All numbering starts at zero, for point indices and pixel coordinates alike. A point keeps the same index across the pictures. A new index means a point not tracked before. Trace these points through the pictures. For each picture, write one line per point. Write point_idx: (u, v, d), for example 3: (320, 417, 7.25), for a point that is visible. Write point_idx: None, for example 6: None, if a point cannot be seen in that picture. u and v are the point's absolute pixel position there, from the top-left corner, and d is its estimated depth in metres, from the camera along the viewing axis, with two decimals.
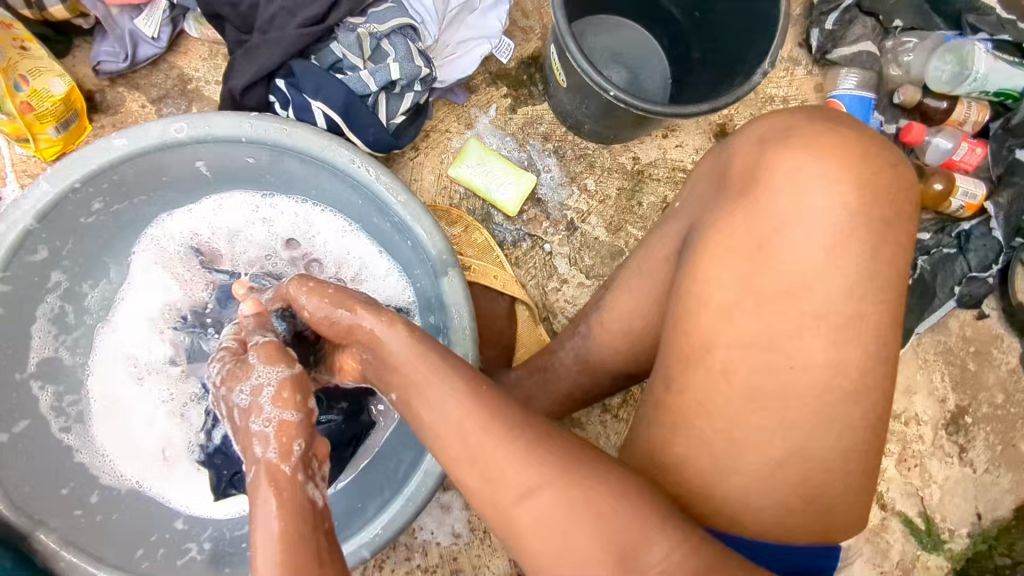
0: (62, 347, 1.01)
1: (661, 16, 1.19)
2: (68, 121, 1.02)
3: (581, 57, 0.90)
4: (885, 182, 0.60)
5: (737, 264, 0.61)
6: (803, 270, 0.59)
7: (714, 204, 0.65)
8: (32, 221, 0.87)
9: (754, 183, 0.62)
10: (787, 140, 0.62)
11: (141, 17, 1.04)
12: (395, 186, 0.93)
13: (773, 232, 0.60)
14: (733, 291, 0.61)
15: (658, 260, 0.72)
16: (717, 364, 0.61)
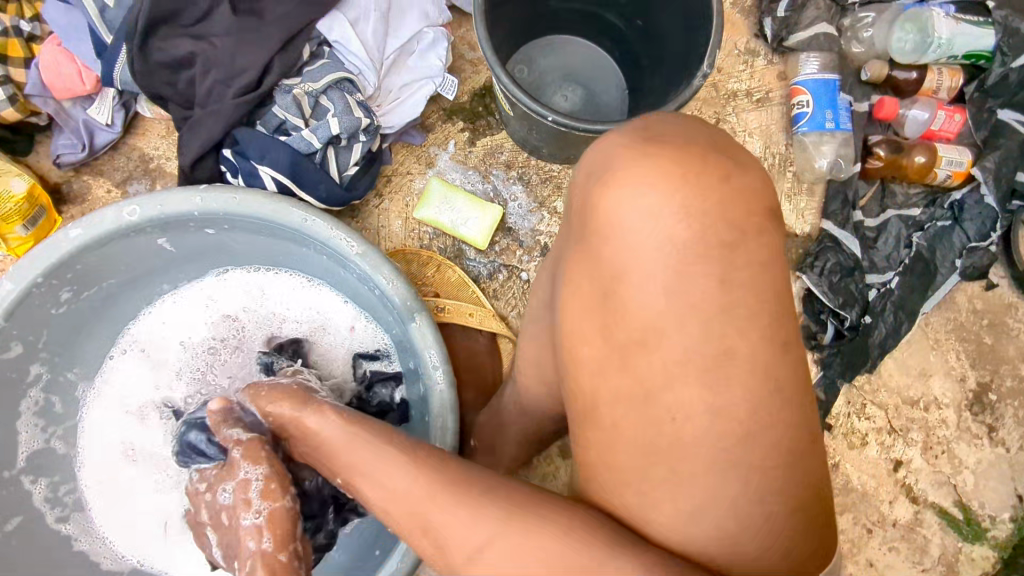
0: (54, 438, 1.00)
1: (607, 28, 1.16)
2: (35, 217, 1.04)
3: (515, 88, 0.89)
4: (712, 205, 0.57)
5: (592, 319, 0.58)
6: (651, 315, 0.56)
7: (567, 250, 0.63)
8: (0, 320, 0.86)
9: (588, 230, 0.59)
10: (608, 177, 0.59)
11: (93, 106, 1.06)
12: (354, 237, 0.91)
13: (614, 280, 0.57)
14: (597, 345, 0.58)
15: (541, 306, 0.70)
16: (606, 421, 0.59)
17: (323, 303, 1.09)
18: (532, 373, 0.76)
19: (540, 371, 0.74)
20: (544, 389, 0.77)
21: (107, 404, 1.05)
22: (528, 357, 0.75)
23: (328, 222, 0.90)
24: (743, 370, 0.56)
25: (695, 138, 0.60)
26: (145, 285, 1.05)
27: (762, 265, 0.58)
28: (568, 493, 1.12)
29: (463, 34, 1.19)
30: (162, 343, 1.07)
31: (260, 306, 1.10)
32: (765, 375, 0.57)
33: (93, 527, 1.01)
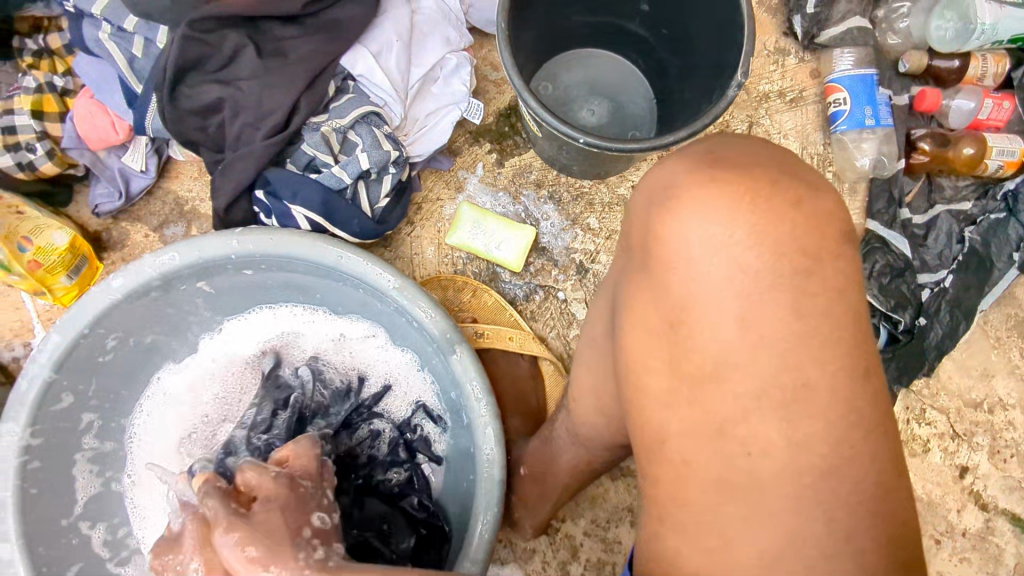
0: (111, 481, 1.00)
1: (631, 40, 1.14)
2: (79, 266, 1.06)
3: (544, 111, 0.87)
4: (783, 228, 0.53)
5: (657, 351, 0.55)
6: (720, 348, 0.53)
7: (627, 282, 0.60)
8: (50, 372, 0.88)
9: (650, 256, 0.56)
10: (673, 200, 0.56)
11: (127, 154, 1.07)
12: (389, 272, 0.91)
13: (681, 309, 0.54)
14: (664, 379, 0.55)
15: (601, 334, 0.67)
16: (674, 456, 0.55)
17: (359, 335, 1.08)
18: (590, 405, 0.72)
19: (600, 405, 0.71)
20: (603, 423, 0.73)
21: (146, 467, 1.02)
22: (587, 387, 0.72)
23: (364, 259, 0.90)
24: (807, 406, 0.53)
25: (761, 164, 0.57)
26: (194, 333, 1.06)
27: (838, 294, 0.53)
28: (619, 514, 1.10)
29: (485, 54, 1.18)
30: (195, 392, 1.06)
31: (275, 339, 1.09)
32: (831, 409, 0.52)
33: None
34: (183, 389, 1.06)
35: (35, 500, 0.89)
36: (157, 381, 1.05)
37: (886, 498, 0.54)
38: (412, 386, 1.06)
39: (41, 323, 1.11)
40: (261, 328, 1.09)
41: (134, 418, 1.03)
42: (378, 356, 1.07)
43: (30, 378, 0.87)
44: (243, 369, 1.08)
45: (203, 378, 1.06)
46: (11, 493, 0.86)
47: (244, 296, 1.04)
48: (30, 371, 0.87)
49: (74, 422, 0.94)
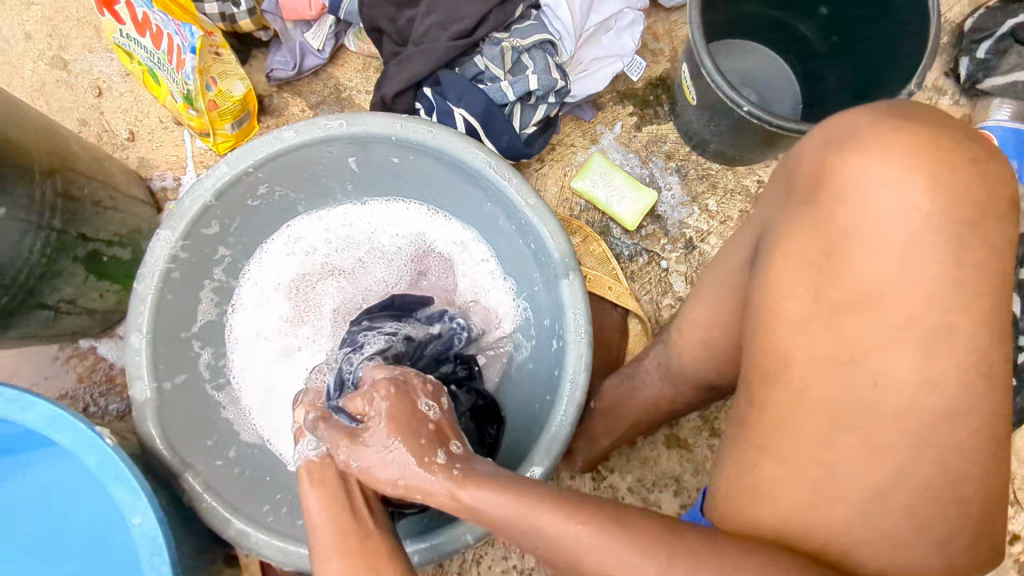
0: (225, 312, 1.10)
1: (796, 41, 1.17)
2: (242, 120, 1.17)
3: (717, 74, 0.92)
4: (958, 183, 0.55)
5: (806, 279, 0.58)
6: (877, 280, 0.56)
7: (780, 214, 0.62)
8: (211, 198, 0.97)
9: (818, 190, 0.59)
10: (854, 141, 0.58)
11: (310, 32, 1.16)
12: (527, 190, 0.97)
13: (843, 240, 0.57)
14: (807, 304, 0.58)
15: (728, 271, 0.69)
16: (795, 380, 0.58)
17: (471, 246, 1.15)
18: (695, 335, 0.75)
19: (708, 335, 0.73)
20: (703, 353, 0.75)
21: (258, 310, 1.13)
22: (698, 315, 0.74)
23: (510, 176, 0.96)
24: (936, 372, 0.55)
25: (942, 123, 0.59)
26: (324, 204, 1.16)
27: (999, 250, 0.56)
28: (665, 482, 1.14)
29: (651, 23, 1.23)
30: (311, 255, 1.16)
31: (392, 228, 1.17)
32: (956, 371, 0.55)
33: (242, 408, 1.08)
34: (301, 249, 1.15)
35: (169, 305, 0.98)
36: (281, 236, 1.15)
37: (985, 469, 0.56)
38: (506, 304, 1.13)
39: (194, 164, 1.22)
40: (383, 214, 1.18)
41: (258, 264, 1.13)
42: (483, 269, 1.15)
43: (194, 197, 0.96)
44: (356, 246, 1.17)
45: (321, 246, 1.16)
46: (153, 293, 0.95)
47: (378, 180, 1.12)
48: (196, 191, 0.96)
49: (212, 251, 1.04)
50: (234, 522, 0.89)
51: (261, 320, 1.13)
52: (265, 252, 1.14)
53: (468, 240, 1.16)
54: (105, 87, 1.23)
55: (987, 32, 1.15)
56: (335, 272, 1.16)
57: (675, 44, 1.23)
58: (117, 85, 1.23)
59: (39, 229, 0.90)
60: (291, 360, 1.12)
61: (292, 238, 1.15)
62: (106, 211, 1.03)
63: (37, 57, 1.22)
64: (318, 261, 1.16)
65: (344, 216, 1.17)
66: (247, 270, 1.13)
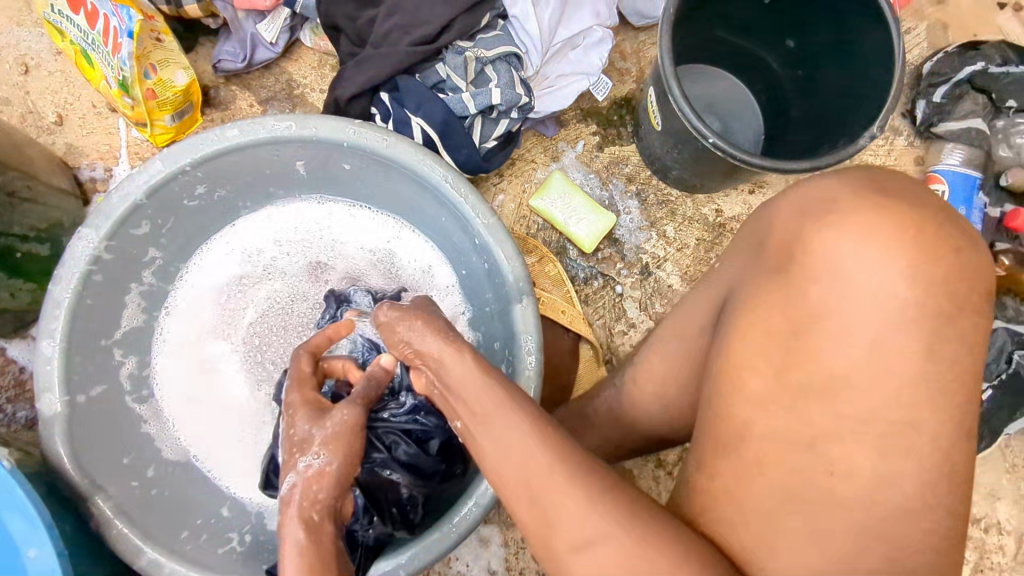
0: (154, 318, 1.03)
1: (759, 73, 1.16)
2: (183, 112, 1.08)
3: (684, 102, 0.90)
4: (928, 269, 0.54)
5: (770, 355, 0.56)
6: (845, 365, 0.55)
7: (748, 278, 0.61)
8: (142, 196, 0.90)
9: (790, 262, 0.58)
10: (828, 214, 0.57)
11: (263, 23, 1.09)
12: (485, 209, 0.93)
13: (811, 318, 0.56)
14: (769, 381, 0.56)
15: (692, 326, 0.67)
16: (750, 456, 0.56)
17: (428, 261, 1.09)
18: (649, 384, 0.72)
19: (665, 389, 0.71)
20: (658, 408, 0.72)
21: (190, 316, 1.05)
22: (658, 365, 0.71)
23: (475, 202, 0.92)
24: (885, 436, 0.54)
25: (921, 199, 0.58)
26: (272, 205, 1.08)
27: (970, 347, 0.55)
28: None
29: (618, 42, 1.20)
30: (255, 256, 1.08)
31: (344, 234, 1.10)
32: (912, 449, 0.54)
33: (165, 423, 1.00)
34: (244, 250, 1.08)
35: (88, 311, 0.90)
36: (223, 234, 1.07)
37: (934, 544, 0.54)
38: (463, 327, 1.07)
39: (127, 154, 1.13)
40: (339, 217, 1.10)
41: (195, 269, 1.06)
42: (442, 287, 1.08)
43: (123, 194, 0.89)
44: (305, 248, 1.09)
45: (267, 246, 1.08)
46: (71, 296, 0.87)
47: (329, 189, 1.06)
48: (125, 188, 0.89)
49: (141, 251, 0.96)
50: (146, 552, 0.83)
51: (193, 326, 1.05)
52: (204, 251, 1.06)
53: (429, 255, 1.09)
54: (32, 64, 1.13)
55: (945, 77, 1.18)
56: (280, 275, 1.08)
57: (641, 65, 1.21)
58: (46, 63, 1.13)
59: None
60: (224, 368, 1.04)
61: (234, 241, 1.08)
62: (23, 203, 0.94)
63: None
64: (262, 263, 1.08)
65: (295, 216, 1.09)
66: (182, 270, 1.05)
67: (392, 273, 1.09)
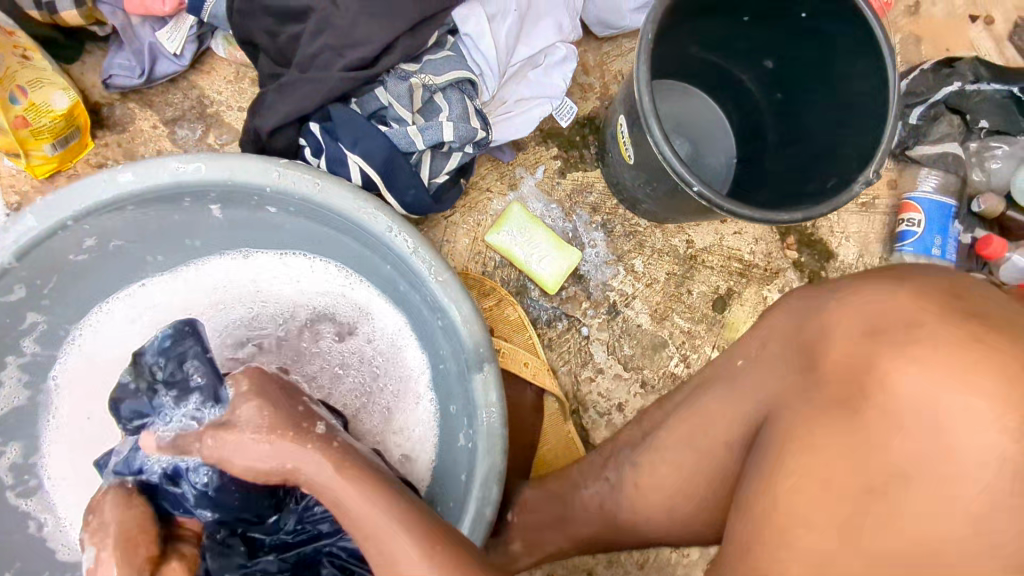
0: (39, 395, 0.85)
1: (733, 93, 1.06)
2: (68, 138, 0.90)
3: (665, 142, 0.77)
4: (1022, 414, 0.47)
5: (829, 511, 0.50)
6: (931, 536, 0.48)
7: (797, 396, 0.56)
8: (11, 258, 0.73)
9: (858, 399, 0.52)
10: (903, 347, 0.51)
11: (164, 30, 0.91)
12: (438, 264, 0.81)
13: (884, 474, 0.50)
14: (827, 540, 0.50)
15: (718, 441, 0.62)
16: None
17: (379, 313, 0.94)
18: (665, 482, 0.66)
19: (681, 488, 0.65)
20: (666, 513, 0.67)
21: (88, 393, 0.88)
22: (671, 456, 0.66)
23: (431, 266, 0.81)
24: None
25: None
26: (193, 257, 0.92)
27: None
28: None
29: (580, 54, 1.08)
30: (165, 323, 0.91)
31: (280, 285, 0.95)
32: None
33: (61, 519, 0.85)
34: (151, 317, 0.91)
35: None
36: (123, 298, 0.90)
37: None
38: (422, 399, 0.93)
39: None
40: (273, 275, 0.95)
41: (89, 337, 0.88)
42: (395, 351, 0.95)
43: None
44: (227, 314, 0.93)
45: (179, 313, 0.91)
46: None
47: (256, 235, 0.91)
48: None
49: (17, 320, 0.80)
50: None
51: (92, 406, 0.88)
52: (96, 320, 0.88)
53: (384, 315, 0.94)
54: None
55: (920, 97, 1.13)
56: None
57: (606, 79, 1.09)
58: None
59: None
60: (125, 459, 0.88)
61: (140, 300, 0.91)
62: None
63: None
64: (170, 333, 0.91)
65: (218, 275, 0.94)
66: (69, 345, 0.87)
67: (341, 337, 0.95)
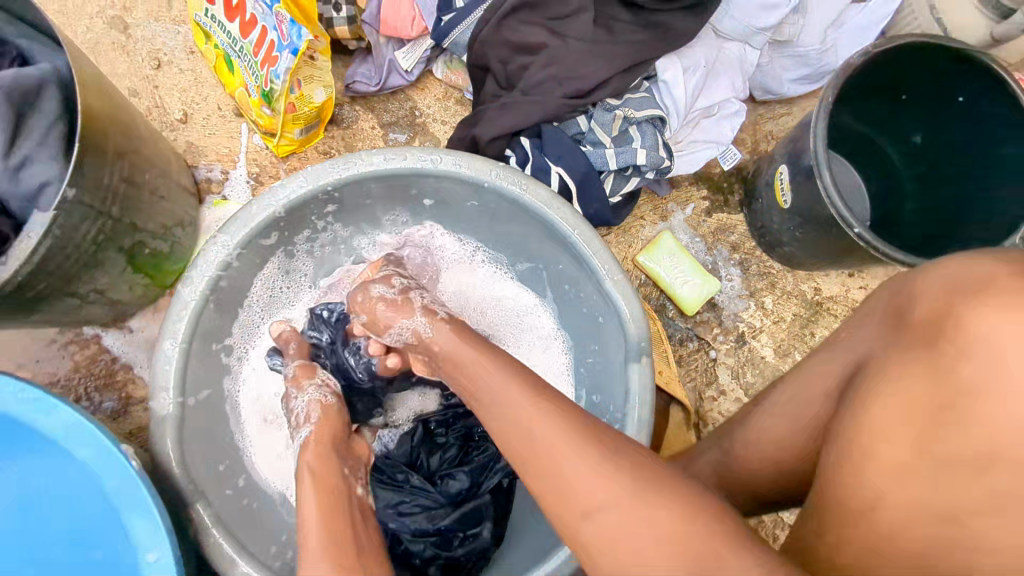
0: (250, 338, 1.03)
1: (871, 146, 1.17)
2: (311, 126, 1.09)
3: (832, 186, 0.91)
4: None
5: (912, 425, 0.53)
6: (995, 441, 0.50)
7: (895, 350, 0.57)
8: (282, 208, 0.91)
9: (939, 336, 0.53)
10: (981, 296, 0.51)
11: (402, 50, 1.10)
12: (614, 266, 0.94)
13: (958, 392, 0.51)
14: (905, 451, 0.54)
15: (817, 389, 0.67)
16: (879, 517, 0.54)
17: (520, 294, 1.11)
18: (773, 431, 0.72)
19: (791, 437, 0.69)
20: (771, 468, 0.73)
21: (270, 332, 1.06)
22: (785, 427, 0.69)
23: (608, 263, 0.93)
24: None
25: None
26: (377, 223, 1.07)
27: None
28: None
29: None
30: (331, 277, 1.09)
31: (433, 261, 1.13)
32: None
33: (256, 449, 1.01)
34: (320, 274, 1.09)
35: (210, 315, 0.92)
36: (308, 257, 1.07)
37: None
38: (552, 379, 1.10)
39: (245, 159, 1.13)
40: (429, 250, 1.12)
41: (287, 282, 1.07)
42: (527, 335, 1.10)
43: (264, 205, 0.90)
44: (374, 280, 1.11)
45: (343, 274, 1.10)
46: (198, 298, 0.89)
47: (445, 214, 1.07)
48: (266, 200, 0.90)
49: (261, 260, 0.97)
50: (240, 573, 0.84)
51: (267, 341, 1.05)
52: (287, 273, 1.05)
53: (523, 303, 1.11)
54: (164, 60, 1.13)
55: None
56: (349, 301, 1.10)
57: (758, 138, 1.22)
58: (179, 61, 1.13)
59: (98, 215, 0.76)
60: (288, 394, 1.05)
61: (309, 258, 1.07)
62: (158, 200, 0.92)
63: (97, 15, 1.12)
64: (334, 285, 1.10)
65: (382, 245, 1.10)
66: (270, 290, 1.04)
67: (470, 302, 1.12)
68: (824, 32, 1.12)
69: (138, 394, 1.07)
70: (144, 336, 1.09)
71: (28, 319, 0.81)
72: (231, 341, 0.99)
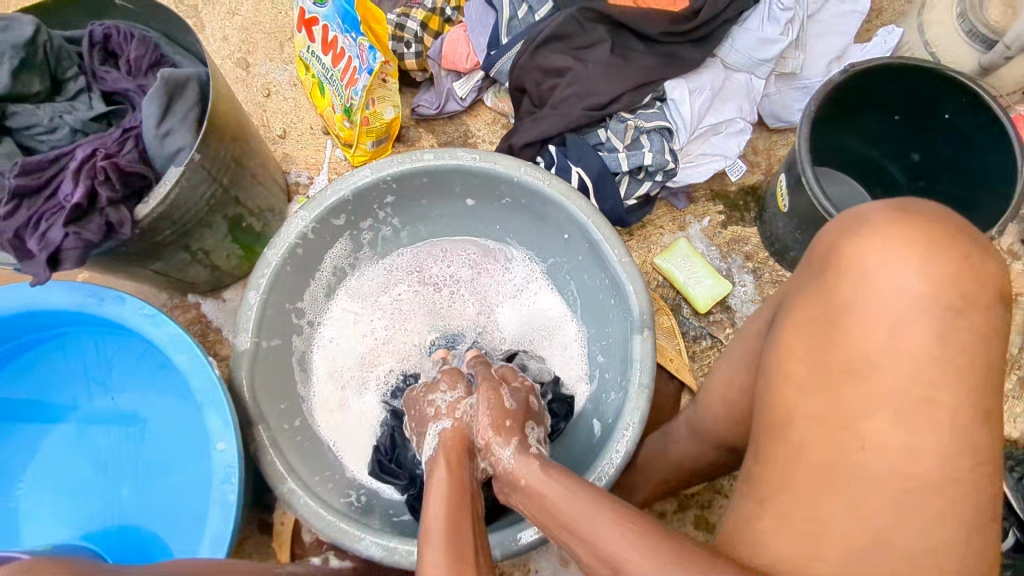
0: (320, 307, 1.24)
1: (869, 165, 1.27)
2: (382, 140, 1.31)
3: (814, 181, 1.05)
4: (971, 273, 0.57)
5: (812, 345, 0.61)
6: (875, 347, 0.57)
7: (796, 289, 0.66)
8: (351, 192, 1.12)
9: (829, 268, 0.62)
10: (860, 232, 0.61)
11: (459, 81, 1.32)
12: (622, 250, 1.06)
13: (843, 312, 0.59)
14: (808, 367, 0.61)
15: (754, 332, 0.76)
16: (795, 438, 0.60)
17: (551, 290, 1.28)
18: (725, 381, 0.81)
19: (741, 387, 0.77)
20: (722, 411, 0.81)
21: (340, 307, 1.27)
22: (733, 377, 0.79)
23: (617, 248, 1.06)
24: (977, 442, 0.55)
25: (942, 219, 0.60)
26: (431, 220, 1.29)
27: (973, 423, 0.55)
28: None
29: (753, 139, 1.36)
30: (394, 268, 1.31)
31: (479, 259, 1.32)
32: (947, 424, 0.55)
33: (314, 401, 1.19)
34: (385, 262, 1.31)
35: (287, 276, 1.12)
36: (376, 246, 1.29)
37: (983, 533, 0.55)
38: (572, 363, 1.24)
39: (328, 168, 1.37)
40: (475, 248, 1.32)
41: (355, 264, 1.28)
42: (554, 325, 1.27)
43: (337, 188, 1.11)
44: (428, 271, 1.32)
45: (404, 263, 1.31)
46: (279, 258, 1.09)
47: (486, 213, 1.26)
48: (339, 185, 1.11)
49: (331, 239, 1.18)
50: (291, 485, 0.99)
51: (337, 313, 1.26)
52: (359, 258, 1.28)
53: (551, 298, 1.29)
54: (273, 90, 1.41)
55: None
56: (407, 286, 1.30)
57: (772, 161, 1.35)
58: (284, 91, 1.41)
59: (212, 181, 1.00)
60: (351, 361, 1.24)
61: (375, 247, 1.29)
62: (257, 185, 1.16)
63: (228, 56, 1.43)
64: (396, 273, 1.31)
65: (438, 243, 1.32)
66: (341, 270, 1.25)
67: (506, 294, 1.31)
68: (827, 65, 1.26)
69: (223, 352, 1.28)
70: (232, 306, 1.31)
71: (150, 265, 1.04)
72: (305, 305, 1.20)
